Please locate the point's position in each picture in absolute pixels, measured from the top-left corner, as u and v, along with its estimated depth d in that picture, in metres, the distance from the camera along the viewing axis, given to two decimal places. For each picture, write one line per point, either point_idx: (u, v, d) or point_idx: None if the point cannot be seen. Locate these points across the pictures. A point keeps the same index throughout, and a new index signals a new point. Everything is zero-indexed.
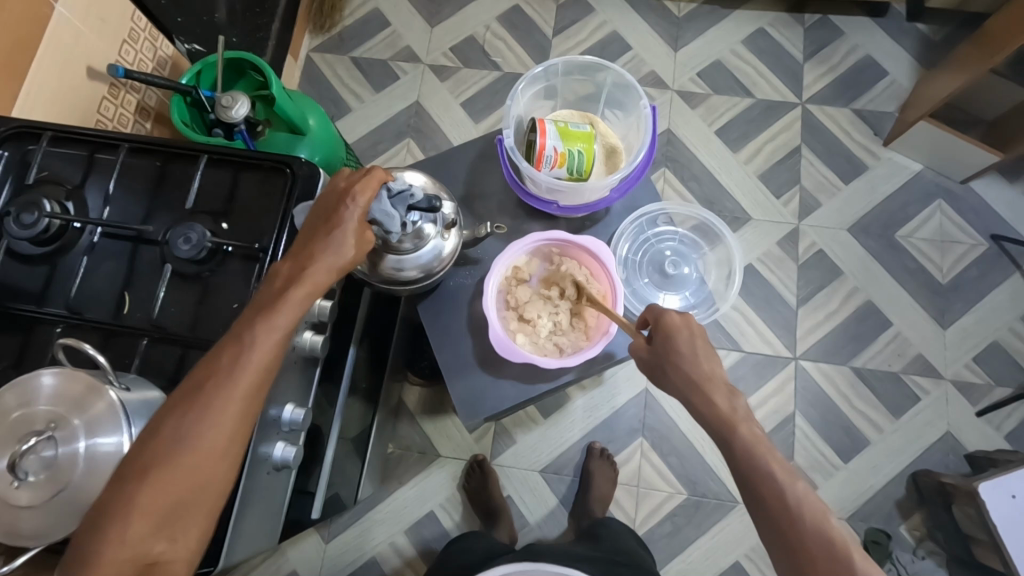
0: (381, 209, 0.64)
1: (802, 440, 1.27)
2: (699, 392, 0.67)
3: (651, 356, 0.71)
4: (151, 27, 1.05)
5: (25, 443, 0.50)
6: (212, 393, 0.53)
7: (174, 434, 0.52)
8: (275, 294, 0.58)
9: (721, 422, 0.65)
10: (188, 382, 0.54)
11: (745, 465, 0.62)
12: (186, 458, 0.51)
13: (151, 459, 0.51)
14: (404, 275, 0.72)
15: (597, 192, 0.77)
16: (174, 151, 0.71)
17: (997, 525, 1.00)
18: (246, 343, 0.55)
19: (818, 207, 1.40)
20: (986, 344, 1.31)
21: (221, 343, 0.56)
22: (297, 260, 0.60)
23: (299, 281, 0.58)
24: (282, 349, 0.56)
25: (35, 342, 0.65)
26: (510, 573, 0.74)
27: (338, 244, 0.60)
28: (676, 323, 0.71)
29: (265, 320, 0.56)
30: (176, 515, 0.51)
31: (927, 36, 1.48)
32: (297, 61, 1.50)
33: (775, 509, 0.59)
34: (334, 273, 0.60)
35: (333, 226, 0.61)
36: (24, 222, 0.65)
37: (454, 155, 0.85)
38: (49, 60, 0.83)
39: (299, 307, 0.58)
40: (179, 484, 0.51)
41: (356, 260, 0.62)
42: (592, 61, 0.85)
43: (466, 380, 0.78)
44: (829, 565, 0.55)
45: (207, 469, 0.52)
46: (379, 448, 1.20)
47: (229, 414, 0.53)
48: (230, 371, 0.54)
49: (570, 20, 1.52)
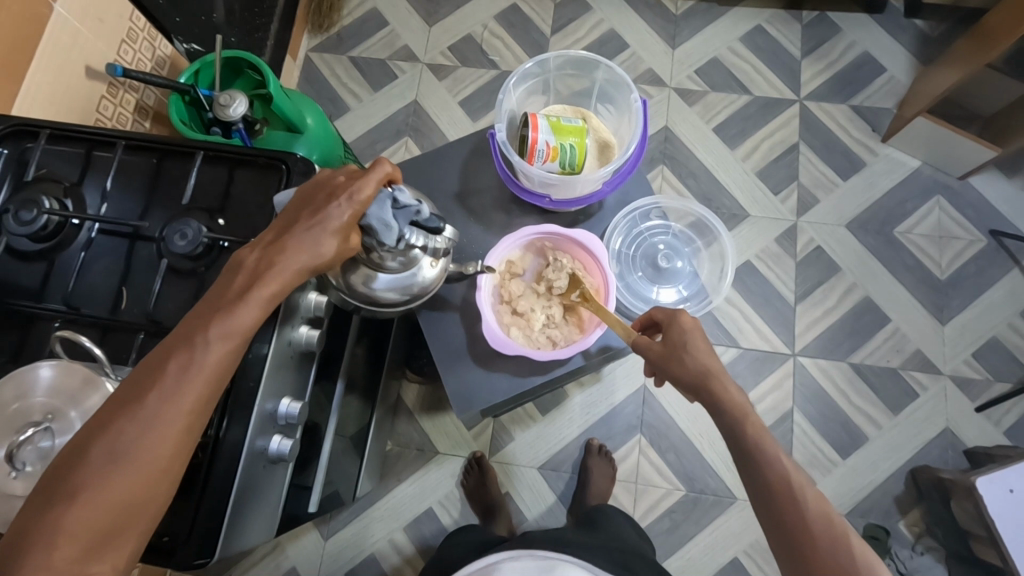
0: (378, 215, 0.60)
1: (800, 436, 1.27)
2: (713, 381, 0.66)
3: (662, 354, 0.70)
4: (150, 27, 1.06)
5: (22, 434, 0.50)
6: (153, 404, 0.50)
7: (110, 448, 0.48)
8: (229, 297, 0.54)
9: (734, 409, 0.64)
10: (125, 391, 0.50)
11: (751, 450, 0.62)
12: (123, 474, 0.48)
13: (83, 474, 0.47)
14: (381, 297, 0.68)
15: (590, 186, 0.78)
16: (170, 148, 0.72)
17: (995, 519, 1.00)
18: (193, 351, 0.52)
19: (816, 204, 1.40)
20: (985, 339, 1.31)
21: (168, 347, 0.52)
22: (262, 260, 0.57)
23: (256, 284, 0.55)
24: (235, 356, 0.54)
25: (34, 337, 0.66)
26: (505, 559, 0.74)
27: (316, 241, 0.57)
28: (688, 324, 0.70)
29: (215, 326, 0.53)
30: (110, 535, 0.48)
31: (925, 32, 1.48)
32: (296, 61, 1.51)
33: (779, 493, 0.59)
34: (298, 276, 0.57)
35: (310, 224, 0.58)
36: (22, 219, 0.66)
37: (449, 152, 0.86)
38: (48, 59, 0.84)
39: (255, 314, 0.54)
40: (113, 503, 0.48)
41: (331, 262, 0.59)
42: (584, 57, 0.85)
43: (461, 374, 0.79)
44: (830, 549, 0.56)
45: (145, 486, 0.49)
46: (378, 445, 1.20)
47: (171, 426, 0.50)
48: (174, 381, 0.51)
49: (568, 18, 1.52)
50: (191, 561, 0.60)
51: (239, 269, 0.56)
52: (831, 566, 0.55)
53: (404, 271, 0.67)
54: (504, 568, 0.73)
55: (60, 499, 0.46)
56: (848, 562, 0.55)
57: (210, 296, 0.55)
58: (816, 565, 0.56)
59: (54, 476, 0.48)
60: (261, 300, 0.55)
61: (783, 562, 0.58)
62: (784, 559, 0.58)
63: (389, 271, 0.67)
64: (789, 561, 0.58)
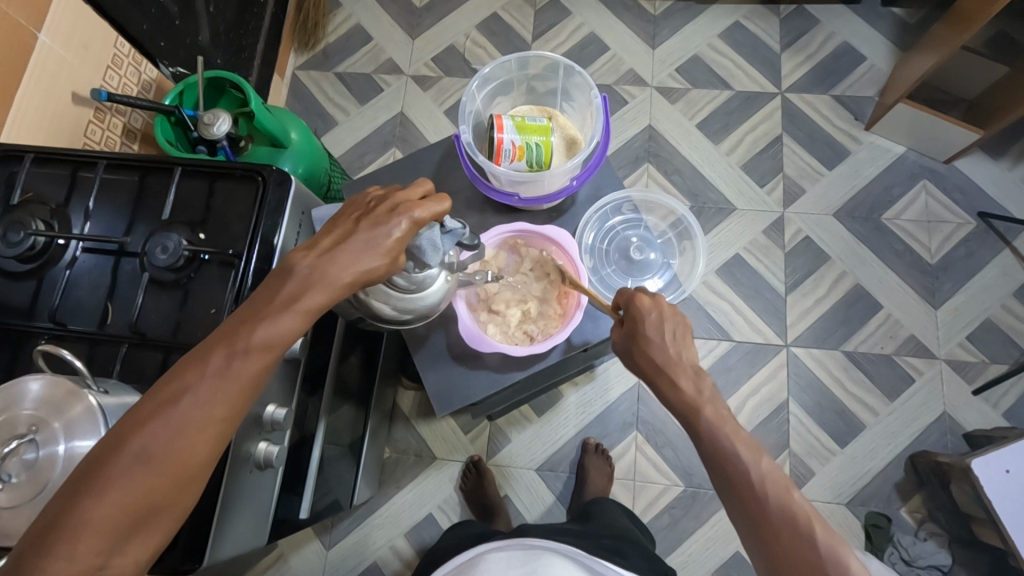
0: (429, 238, 0.62)
1: (797, 427, 1.27)
2: (666, 377, 0.68)
3: (625, 343, 0.72)
4: (134, 52, 1.09)
5: (7, 447, 0.52)
6: (188, 407, 0.50)
7: (140, 449, 0.48)
8: (274, 304, 0.54)
9: (686, 405, 0.66)
10: (160, 389, 0.50)
11: (710, 446, 0.63)
12: (153, 475, 0.48)
13: (111, 472, 0.47)
14: (384, 313, 0.68)
15: (558, 181, 0.79)
16: (152, 165, 0.74)
17: (991, 499, 1.00)
18: (232, 357, 0.52)
19: (802, 194, 1.40)
20: (979, 322, 1.30)
21: (208, 347, 0.52)
22: (316, 268, 0.56)
23: (300, 295, 0.55)
24: (272, 367, 0.54)
25: (25, 353, 0.68)
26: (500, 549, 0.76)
27: (369, 256, 0.57)
28: (646, 305, 0.71)
29: (258, 335, 0.52)
30: (128, 537, 0.47)
31: (903, 19, 1.49)
32: (283, 79, 1.54)
33: (739, 486, 0.59)
34: (343, 290, 0.56)
35: (365, 239, 0.57)
36: (10, 240, 0.68)
37: (425, 157, 0.88)
38: (35, 87, 0.87)
39: (293, 326, 0.54)
40: (136, 505, 0.47)
41: (376, 279, 0.59)
42: (546, 58, 0.87)
43: (444, 374, 0.80)
44: (794, 537, 0.56)
45: (171, 490, 0.49)
46: (375, 453, 1.21)
47: (204, 432, 0.50)
48: (211, 388, 0.50)
49: (549, 24, 1.54)
50: (178, 565, 0.61)
51: (289, 274, 0.56)
52: (798, 555, 0.55)
53: (417, 292, 0.67)
54: (489, 558, 0.74)
55: (88, 492, 0.46)
56: (812, 549, 0.55)
57: (255, 300, 0.55)
58: (779, 554, 0.56)
59: (82, 469, 0.47)
60: (302, 313, 0.54)
61: (754, 554, 0.58)
62: (754, 551, 0.58)
63: (398, 290, 0.66)
64: (758, 554, 0.58)
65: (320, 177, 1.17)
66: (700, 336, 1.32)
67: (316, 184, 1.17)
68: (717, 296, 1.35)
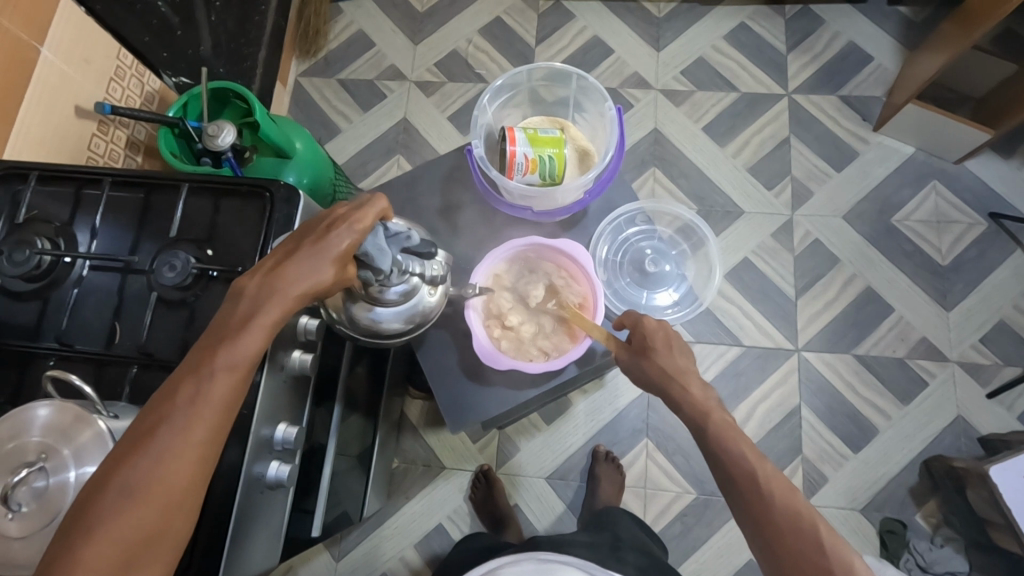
0: (373, 243, 0.57)
1: (809, 432, 1.26)
2: (675, 383, 0.67)
3: (631, 359, 0.71)
4: (137, 63, 1.08)
5: (17, 475, 0.50)
6: (162, 436, 0.49)
7: (123, 484, 0.47)
8: (233, 325, 0.53)
9: (696, 410, 0.65)
10: (135, 425, 0.50)
11: (716, 449, 0.62)
12: (135, 509, 0.47)
13: (97, 513, 0.46)
14: (381, 325, 0.68)
15: (571, 194, 0.79)
16: (157, 181, 0.73)
17: (1009, 504, 0.99)
18: (199, 383, 0.51)
19: (811, 196, 1.39)
20: (992, 323, 1.29)
21: (176, 378, 0.52)
22: (263, 286, 0.55)
23: (257, 312, 0.54)
24: (244, 384, 0.53)
25: (31, 374, 0.67)
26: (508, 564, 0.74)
27: (314, 266, 0.55)
28: (652, 325, 0.71)
29: (222, 356, 0.52)
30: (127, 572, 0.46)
31: (909, 18, 1.47)
32: (286, 87, 1.53)
33: (744, 488, 0.58)
34: (298, 301, 0.55)
35: (309, 251, 0.56)
36: (15, 259, 0.68)
37: (432, 167, 0.87)
38: (37, 102, 0.86)
39: (257, 343, 0.53)
40: (129, 539, 0.47)
41: (329, 289, 0.57)
42: (556, 68, 0.87)
43: (455, 389, 0.79)
44: (796, 536, 0.55)
45: (160, 519, 0.48)
46: (383, 465, 1.20)
47: (185, 456, 0.49)
48: (180, 414, 0.50)
49: (552, 28, 1.53)
50: None
51: (239, 298, 0.55)
52: (802, 556, 0.54)
53: (404, 301, 0.68)
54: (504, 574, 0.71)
55: (79, 537, 0.46)
56: (816, 549, 0.54)
57: (213, 327, 0.54)
58: (785, 555, 0.55)
59: (72, 516, 0.47)
60: (262, 328, 0.54)
61: (759, 556, 0.58)
62: (761, 554, 0.58)
63: (390, 304, 0.67)
64: (766, 555, 0.57)
65: (326, 187, 1.16)
66: (710, 341, 1.31)
67: (322, 195, 1.16)
68: (725, 300, 1.33)
